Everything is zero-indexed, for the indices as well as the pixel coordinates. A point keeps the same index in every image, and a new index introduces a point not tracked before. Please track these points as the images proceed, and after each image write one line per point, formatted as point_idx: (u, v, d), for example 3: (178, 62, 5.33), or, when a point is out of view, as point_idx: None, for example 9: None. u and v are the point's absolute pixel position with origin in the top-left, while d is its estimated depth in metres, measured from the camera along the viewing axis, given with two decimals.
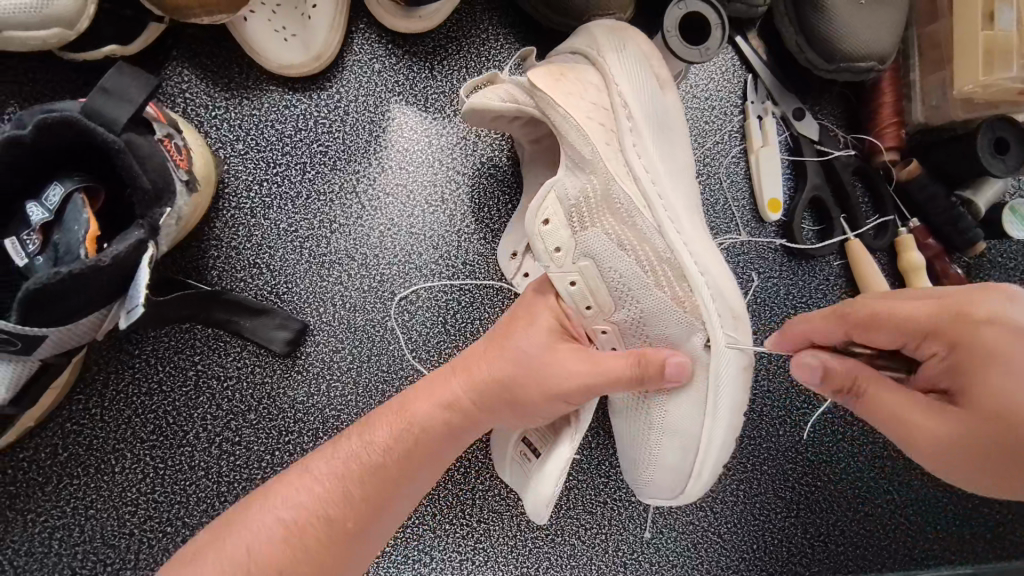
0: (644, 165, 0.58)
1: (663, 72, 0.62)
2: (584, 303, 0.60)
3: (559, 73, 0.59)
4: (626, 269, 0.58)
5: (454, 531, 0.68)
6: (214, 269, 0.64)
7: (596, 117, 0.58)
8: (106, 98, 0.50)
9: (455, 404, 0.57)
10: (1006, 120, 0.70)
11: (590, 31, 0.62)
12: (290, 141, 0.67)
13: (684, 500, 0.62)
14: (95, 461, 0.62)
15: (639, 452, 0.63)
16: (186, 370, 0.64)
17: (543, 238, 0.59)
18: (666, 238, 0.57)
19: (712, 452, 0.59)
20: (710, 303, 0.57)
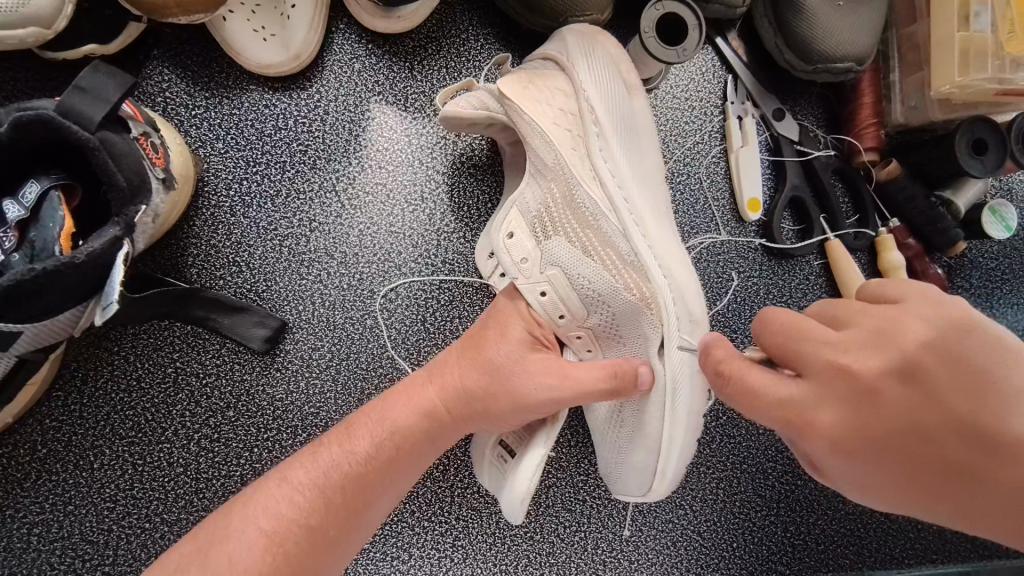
0: (609, 169, 0.59)
1: (631, 76, 0.63)
2: (557, 312, 0.61)
3: (527, 80, 0.60)
4: (592, 273, 0.59)
5: (433, 529, 0.68)
6: (194, 267, 0.65)
7: (560, 123, 0.59)
8: (82, 96, 0.50)
9: (431, 412, 0.57)
10: (985, 121, 0.70)
11: (562, 36, 0.64)
12: (270, 140, 0.67)
13: (653, 498, 0.61)
14: (73, 457, 0.62)
15: (612, 449, 0.63)
16: (165, 367, 0.64)
17: (509, 250, 0.61)
18: (630, 241, 0.58)
19: (674, 454, 0.58)
20: (670, 306, 0.57)
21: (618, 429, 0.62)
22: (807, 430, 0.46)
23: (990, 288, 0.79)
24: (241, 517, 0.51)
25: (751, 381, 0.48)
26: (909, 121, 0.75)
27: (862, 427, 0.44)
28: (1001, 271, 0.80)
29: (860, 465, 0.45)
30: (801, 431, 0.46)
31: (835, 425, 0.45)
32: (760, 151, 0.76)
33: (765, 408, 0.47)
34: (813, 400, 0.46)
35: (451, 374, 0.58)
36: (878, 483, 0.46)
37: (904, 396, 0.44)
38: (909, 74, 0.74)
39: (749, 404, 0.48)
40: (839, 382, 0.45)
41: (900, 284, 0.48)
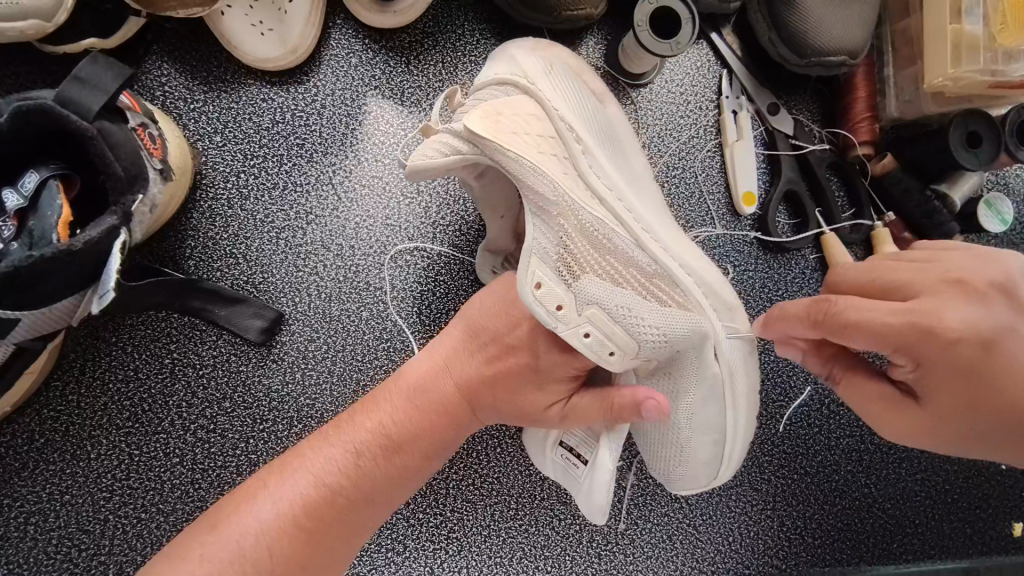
0: (605, 183, 0.58)
1: (596, 85, 0.64)
2: (606, 349, 0.56)
3: (494, 113, 0.56)
4: (631, 300, 0.56)
5: (428, 521, 0.68)
6: (191, 259, 0.65)
7: (547, 149, 0.56)
8: (80, 87, 0.51)
9: (446, 411, 0.58)
10: (978, 113, 0.70)
11: (507, 58, 0.61)
12: (267, 133, 0.68)
13: (716, 484, 0.65)
14: (71, 447, 0.63)
15: (669, 451, 0.63)
16: (162, 358, 0.65)
17: (542, 302, 0.54)
18: (647, 251, 0.57)
19: (739, 437, 0.62)
20: (702, 299, 0.58)
21: (679, 430, 0.62)
22: (934, 330, 0.49)
23: None
24: (281, 483, 0.54)
25: (865, 309, 0.50)
26: (904, 115, 0.75)
27: (966, 324, 0.50)
28: None
29: (960, 358, 0.50)
30: (918, 334, 0.49)
31: (957, 323, 0.50)
32: (756, 146, 0.76)
33: (886, 324, 0.49)
34: (932, 303, 0.50)
35: (466, 369, 0.58)
36: (972, 383, 0.51)
37: (989, 307, 0.51)
38: (903, 68, 0.75)
39: (865, 328, 0.50)
40: (951, 290, 0.51)
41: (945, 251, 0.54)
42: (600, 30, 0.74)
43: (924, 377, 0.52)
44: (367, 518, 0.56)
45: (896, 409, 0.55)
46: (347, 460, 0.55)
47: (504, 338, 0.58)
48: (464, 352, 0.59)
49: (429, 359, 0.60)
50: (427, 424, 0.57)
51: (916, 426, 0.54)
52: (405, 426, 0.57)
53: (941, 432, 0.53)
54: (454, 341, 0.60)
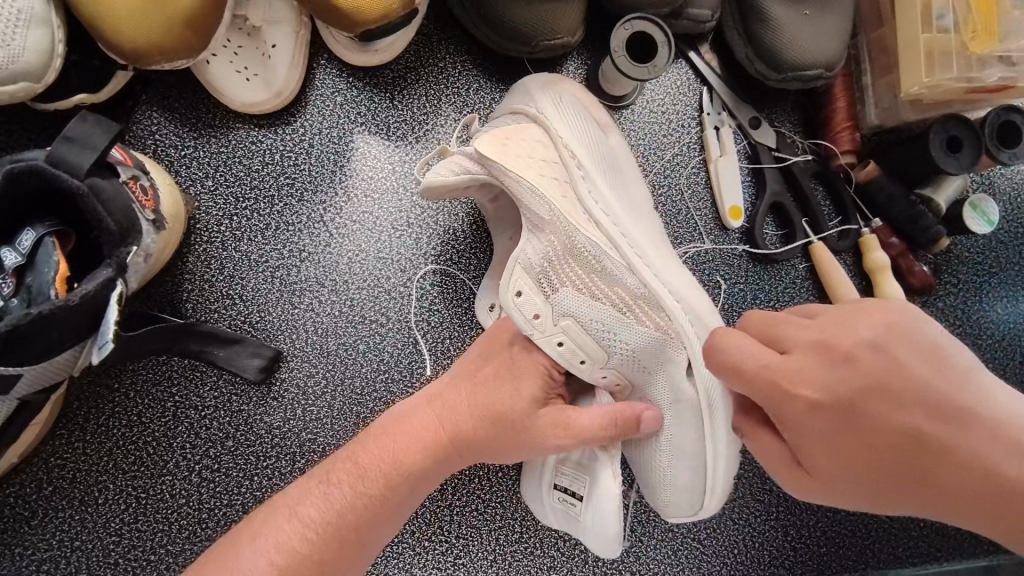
0: (601, 207, 0.59)
1: (602, 116, 0.65)
2: (577, 359, 0.59)
3: (502, 139, 0.59)
4: (610, 316, 0.58)
5: (433, 548, 0.69)
6: (188, 302, 0.67)
7: (548, 173, 0.59)
8: (69, 146, 0.52)
9: (435, 445, 0.57)
10: (959, 119, 0.71)
11: (525, 89, 0.64)
12: (258, 175, 0.69)
13: (705, 513, 0.61)
14: (79, 494, 0.64)
15: (656, 478, 0.61)
16: (164, 402, 0.66)
17: (520, 309, 0.58)
18: (636, 275, 0.58)
19: (721, 467, 0.58)
20: (689, 329, 0.57)
21: (658, 451, 0.60)
22: (791, 397, 0.49)
23: (978, 282, 0.80)
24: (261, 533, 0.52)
25: (739, 353, 0.50)
26: (884, 122, 0.76)
27: (832, 392, 0.48)
28: (988, 265, 0.80)
29: (829, 425, 0.49)
30: (772, 394, 0.49)
31: (820, 391, 0.48)
32: (740, 160, 0.77)
33: (752, 376, 0.49)
34: (786, 366, 0.49)
35: (449, 400, 0.58)
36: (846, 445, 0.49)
37: (853, 371, 0.48)
38: (880, 77, 0.76)
39: (736, 373, 0.50)
40: (814, 351, 0.49)
41: (859, 313, 0.50)
42: (580, 56, 0.75)
43: (798, 439, 0.50)
44: (364, 545, 0.54)
45: (793, 469, 0.53)
46: (337, 502, 0.54)
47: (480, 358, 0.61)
48: (449, 386, 0.60)
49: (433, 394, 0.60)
50: (409, 457, 0.56)
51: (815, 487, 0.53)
52: (392, 461, 0.56)
53: (838, 494, 0.52)
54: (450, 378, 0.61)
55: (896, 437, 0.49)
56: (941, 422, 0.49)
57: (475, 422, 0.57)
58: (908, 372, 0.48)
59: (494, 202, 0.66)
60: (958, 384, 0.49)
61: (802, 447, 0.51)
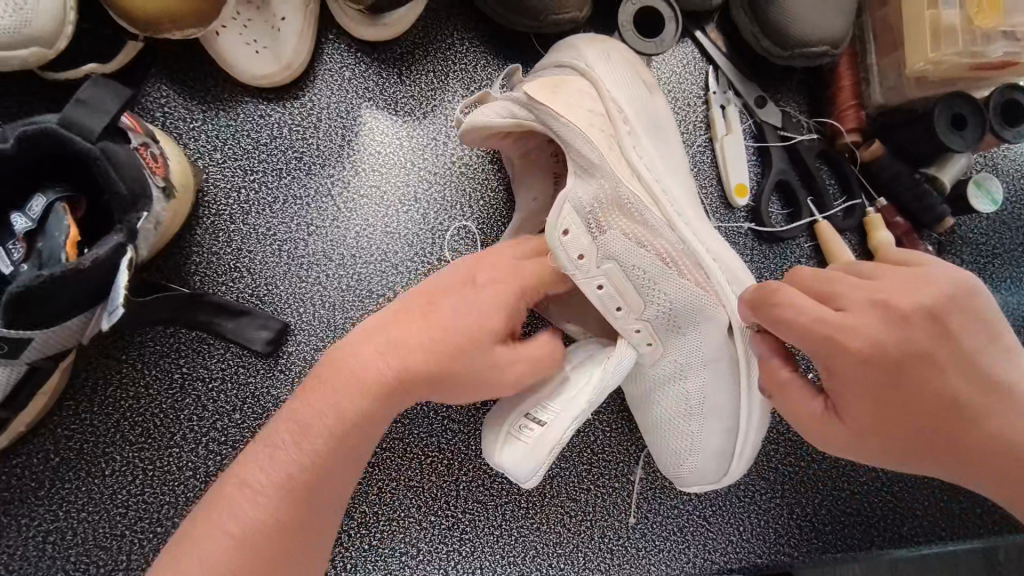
0: (646, 165, 0.59)
1: (647, 75, 0.65)
2: (613, 304, 0.59)
3: (553, 85, 0.59)
4: (653, 266, 0.58)
5: (439, 523, 0.69)
6: (196, 275, 0.67)
7: (595, 124, 0.58)
8: (81, 109, 0.52)
9: (376, 389, 0.53)
10: (963, 96, 0.71)
11: (573, 46, 0.64)
12: (265, 149, 0.69)
13: (729, 479, 0.65)
14: (85, 465, 0.64)
15: (682, 443, 0.64)
16: (171, 374, 0.66)
17: (566, 249, 0.57)
18: (679, 230, 0.58)
19: (751, 430, 0.61)
20: (725, 286, 0.58)
21: (689, 418, 0.63)
22: (843, 351, 0.49)
23: (982, 263, 0.80)
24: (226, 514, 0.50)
25: (788, 307, 0.50)
26: (888, 102, 0.77)
27: (915, 350, 0.49)
28: (991, 246, 0.81)
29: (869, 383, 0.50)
30: (834, 350, 0.50)
31: (866, 345, 0.49)
32: (745, 139, 0.78)
33: (807, 327, 0.50)
34: (849, 322, 0.50)
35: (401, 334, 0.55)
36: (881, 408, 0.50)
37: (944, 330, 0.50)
38: (885, 56, 0.76)
39: (790, 326, 0.50)
40: (896, 304, 0.50)
41: (917, 275, 0.51)
42: (586, 34, 0.75)
43: (839, 390, 0.52)
44: (334, 491, 0.53)
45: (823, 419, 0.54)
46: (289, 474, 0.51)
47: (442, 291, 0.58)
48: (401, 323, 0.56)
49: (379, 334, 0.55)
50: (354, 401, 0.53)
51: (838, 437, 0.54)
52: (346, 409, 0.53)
53: (852, 442, 0.53)
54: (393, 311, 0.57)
55: (938, 395, 0.50)
56: (981, 391, 0.51)
57: (423, 359, 0.54)
58: (967, 345, 0.50)
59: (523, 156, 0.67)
60: (982, 352, 0.51)
61: (841, 397, 0.52)
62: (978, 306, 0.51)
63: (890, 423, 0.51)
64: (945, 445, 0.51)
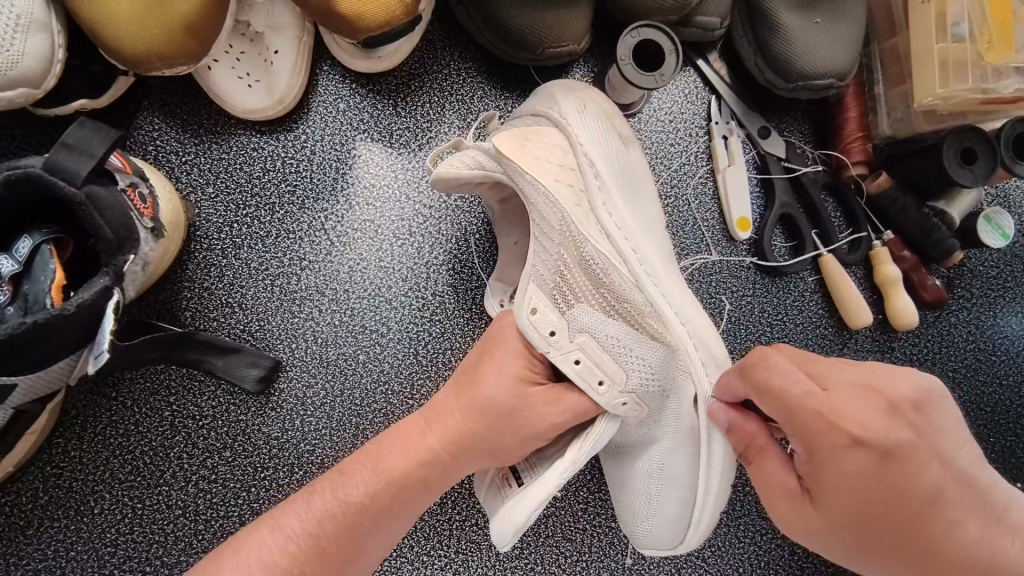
0: (616, 222, 0.58)
1: (623, 127, 0.63)
2: (594, 378, 0.56)
3: (524, 137, 0.58)
4: (625, 334, 0.57)
5: (432, 563, 0.68)
6: (188, 310, 0.66)
7: (564, 178, 0.58)
8: (67, 152, 0.52)
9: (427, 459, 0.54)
10: (975, 130, 0.69)
11: (550, 93, 0.63)
12: (259, 182, 0.68)
13: (683, 549, 0.62)
14: (74, 504, 0.63)
15: (638, 504, 0.61)
16: (162, 411, 0.65)
17: (535, 326, 0.56)
18: (644, 292, 0.57)
19: (709, 504, 0.58)
20: (690, 352, 0.57)
21: (648, 481, 0.60)
22: (829, 429, 0.46)
23: (992, 296, 0.78)
24: None
25: (775, 375, 0.48)
26: (896, 133, 0.75)
27: (894, 438, 0.45)
28: (1002, 279, 0.78)
29: (847, 466, 0.45)
30: (819, 425, 0.46)
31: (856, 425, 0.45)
32: (748, 170, 0.76)
33: (794, 399, 0.47)
34: (835, 399, 0.46)
35: (427, 443, 0.55)
36: (852, 493, 0.45)
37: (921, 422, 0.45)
38: (893, 86, 0.75)
39: (776, 395, 0.47)
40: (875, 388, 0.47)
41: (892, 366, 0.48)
42: (586, 63, 0.74)
43: (816, 470, 0.47)
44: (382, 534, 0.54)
45: (795, 501, 0.49)
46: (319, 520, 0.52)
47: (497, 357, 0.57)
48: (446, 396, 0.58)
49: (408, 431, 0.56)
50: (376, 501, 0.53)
51: (809, 526, 0.48)
52: (343, 503, 0.52)
53: (820, 533, 0.47)
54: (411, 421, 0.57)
55: (918, 493, 0.44)
56: (962, 495, 0.44)
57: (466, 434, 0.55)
58: (944, 444, 0.45)
59: (503, 203, 0.66)
60: (960, 453, 0.45)
61: (813, 480, 0.47)
62: (951, 411, 0.47)
63: (868, 517, 0.45)
64: (921, 554, 0.44)
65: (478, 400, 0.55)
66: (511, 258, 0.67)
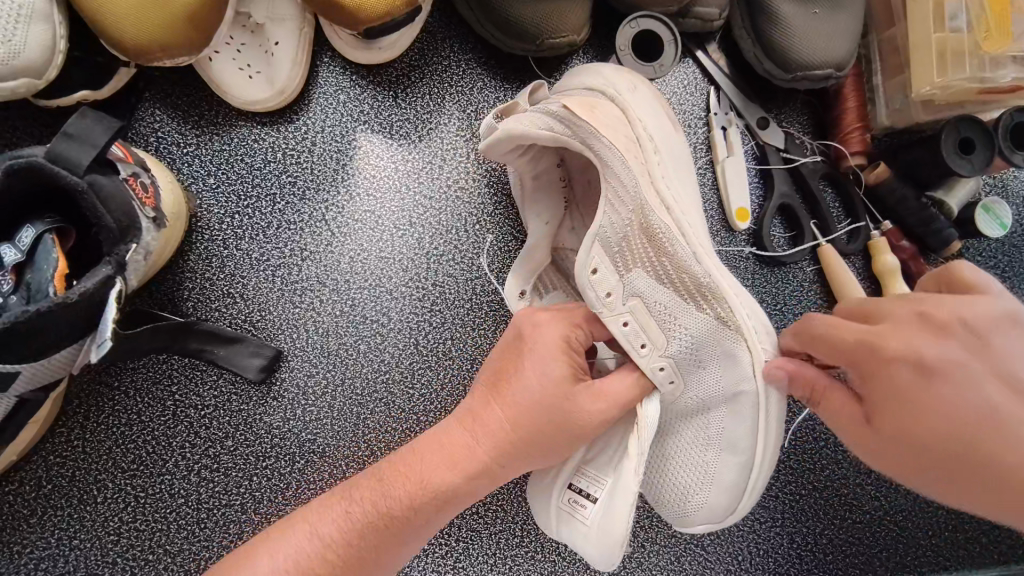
0: (673, 194, 0.58)
1: (669, 111, 0.64)
2: (638, 340, 0.58)
3: (590, 105, 0.57)
4: (672, 302, 0.57)
5: (433, 551, 0.68)
6: (189, 301, 0.66)
7: (631, 150, 0.57)
8: (69, 142, 0.52)
9: (471, 466, 0.54)
10: (971, 119, 0.69)
11: (598, 70, 0.63)
12: (259, 173, 0.69)
13: (733, 520, 0.61)
14: (78, 493, 0.63)
15: (691, 474, 0.60)
16: (164, 401, 0.66)
17: (594, 285, 0.58)
18: (702, 263, 0.56)
19: (766, 465, 0.58)
20: (747, 321, 0.57)
21: (703, 447, 0.59)
22: (879, 355, 0.49)
23: None
24: None
25: (824, 326, 0.53)
26: (895, 123, 0.75)
27: (941, 354, 0.47)
28: (1000, 269, 0.79)
29: (897, 387, 0.48)
30: (865, 354, 0.50)
31: (900, 348, 0.48)
32: (746, 161, 0.76)
33: (841, 338, 0.51)
34: (882, 328, 0.50)
35: (477, 453, 0.55)
36: (906, 408, 0.48)
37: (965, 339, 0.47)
38: (891, 77, 0.75)
39: (827, 336, 0.52)
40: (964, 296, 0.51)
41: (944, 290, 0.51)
42: (586, 54, 0.74)
43: (870, 392, 0.50)
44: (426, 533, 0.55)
45: (863, 430, 0.52)
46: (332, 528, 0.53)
47: (537, 354, 0.56)
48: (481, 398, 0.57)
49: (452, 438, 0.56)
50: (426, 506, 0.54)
51: (878, 449, 0.50)
52: (376, 515, 0.53)
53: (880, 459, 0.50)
54: (449, 428, 0.57)
55: (971, 400, 0.46)
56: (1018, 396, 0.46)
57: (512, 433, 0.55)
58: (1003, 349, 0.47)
59: (534, 177, 0.65)
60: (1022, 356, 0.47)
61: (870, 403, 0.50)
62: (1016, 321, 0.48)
63: (926, 436, 0.47)
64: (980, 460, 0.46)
65: (517, 402, 0.55)
66: (542, 238, 0.65)
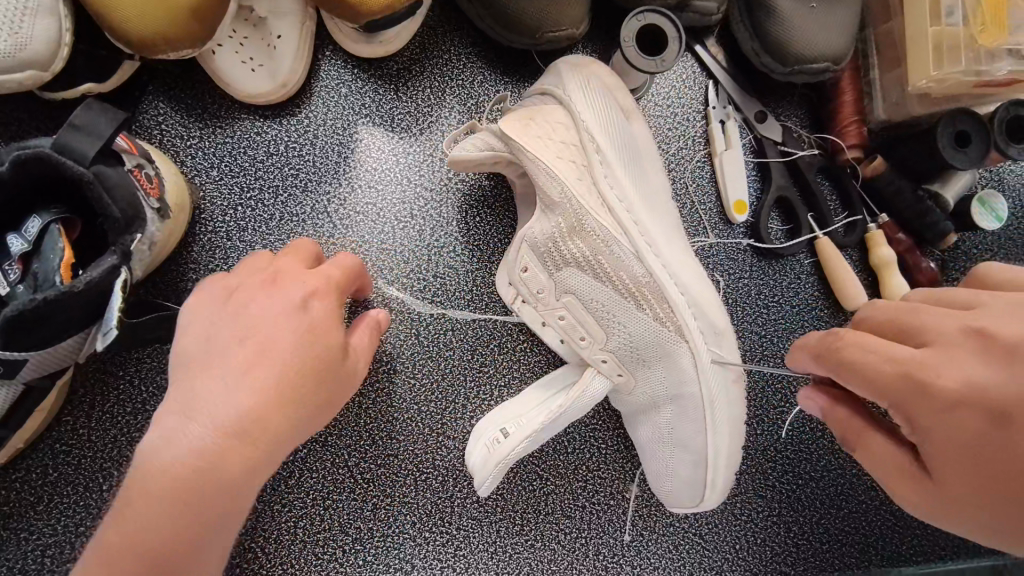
0: (617, 195, 0.62)
1: (627, 102, 0.66)
2: (577, 334, 0.65)
3: (526, 118, 0.62)
4: (608, 299, 0.63)
5: (433, 539, 0.69)
6: (193, 292, 0.67)
7: (564, 156, 0.61)
8: (77, 134, 0.53)
9: (231, 421, 0.46)
10: (967, 112, 0.70)
11: (557, 70, 0.65)
12: (262, 166, 0.69)
13: (706, 506, 0.66)
14: (84, 480, 0.64)
15: (658, 464, 0.67)
16: (168, 390, 0.66)
17: (526, 284, 0.64)
18: (644, 263, 0.61)
19: (720, 467, 0.64)
20: (691, 323, 0.62)
21: (660, 446, 0.66)
22: (926, 390, 0.47)
23: None
24: None
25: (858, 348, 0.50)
26: (891, 117, 0.76)
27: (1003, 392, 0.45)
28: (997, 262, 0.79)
29: (954, 423, 0.47)
30: (909, 387, 0.47)
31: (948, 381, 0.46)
32: (744, 154, 0.77)
33: (883, 370, 0.48)
34: (930, 360, 0.47)
35: (239, 397, 0.47)
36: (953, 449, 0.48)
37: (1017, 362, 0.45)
38: (888, 70, 0.75)
39: (863, 369, 0.49)
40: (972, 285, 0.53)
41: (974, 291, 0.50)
42: (585, 48, 0.75)
43: (921, 435, 0.49)
44: (234, 499, 0.46)
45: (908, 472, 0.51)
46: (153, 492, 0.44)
47: (237, 296, 0.52)
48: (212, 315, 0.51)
49: (206, 388, 0.47)
50: (200, 456, 0.45)
51: (926, 495, 0.51)
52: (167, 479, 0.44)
53: (945, 498, 0.49)
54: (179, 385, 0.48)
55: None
56: None
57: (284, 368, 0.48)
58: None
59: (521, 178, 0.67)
60: None
61: (930, 449, 0.49)
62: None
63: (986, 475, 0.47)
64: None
65: (255, 333, 0.49)
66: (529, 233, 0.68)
